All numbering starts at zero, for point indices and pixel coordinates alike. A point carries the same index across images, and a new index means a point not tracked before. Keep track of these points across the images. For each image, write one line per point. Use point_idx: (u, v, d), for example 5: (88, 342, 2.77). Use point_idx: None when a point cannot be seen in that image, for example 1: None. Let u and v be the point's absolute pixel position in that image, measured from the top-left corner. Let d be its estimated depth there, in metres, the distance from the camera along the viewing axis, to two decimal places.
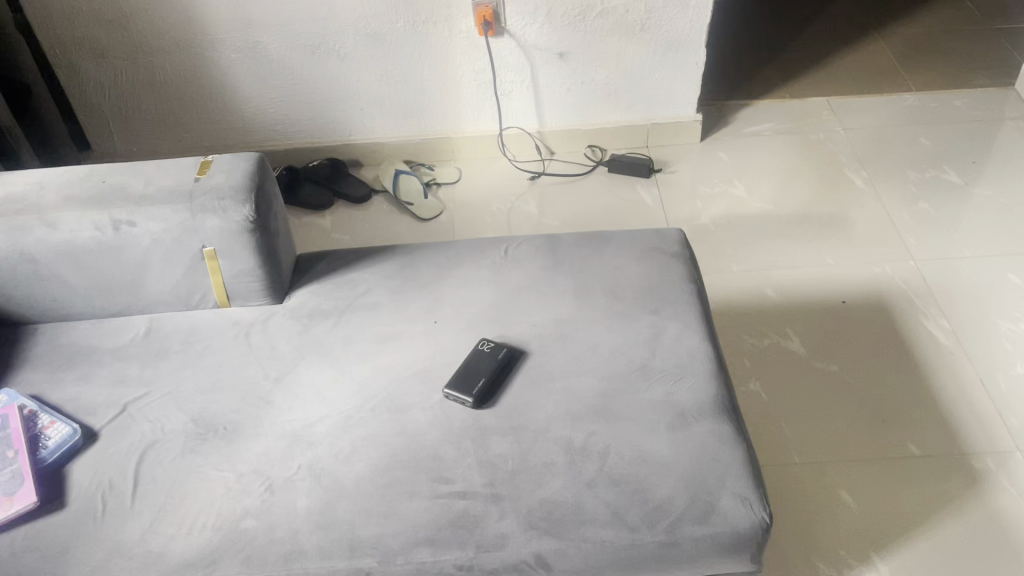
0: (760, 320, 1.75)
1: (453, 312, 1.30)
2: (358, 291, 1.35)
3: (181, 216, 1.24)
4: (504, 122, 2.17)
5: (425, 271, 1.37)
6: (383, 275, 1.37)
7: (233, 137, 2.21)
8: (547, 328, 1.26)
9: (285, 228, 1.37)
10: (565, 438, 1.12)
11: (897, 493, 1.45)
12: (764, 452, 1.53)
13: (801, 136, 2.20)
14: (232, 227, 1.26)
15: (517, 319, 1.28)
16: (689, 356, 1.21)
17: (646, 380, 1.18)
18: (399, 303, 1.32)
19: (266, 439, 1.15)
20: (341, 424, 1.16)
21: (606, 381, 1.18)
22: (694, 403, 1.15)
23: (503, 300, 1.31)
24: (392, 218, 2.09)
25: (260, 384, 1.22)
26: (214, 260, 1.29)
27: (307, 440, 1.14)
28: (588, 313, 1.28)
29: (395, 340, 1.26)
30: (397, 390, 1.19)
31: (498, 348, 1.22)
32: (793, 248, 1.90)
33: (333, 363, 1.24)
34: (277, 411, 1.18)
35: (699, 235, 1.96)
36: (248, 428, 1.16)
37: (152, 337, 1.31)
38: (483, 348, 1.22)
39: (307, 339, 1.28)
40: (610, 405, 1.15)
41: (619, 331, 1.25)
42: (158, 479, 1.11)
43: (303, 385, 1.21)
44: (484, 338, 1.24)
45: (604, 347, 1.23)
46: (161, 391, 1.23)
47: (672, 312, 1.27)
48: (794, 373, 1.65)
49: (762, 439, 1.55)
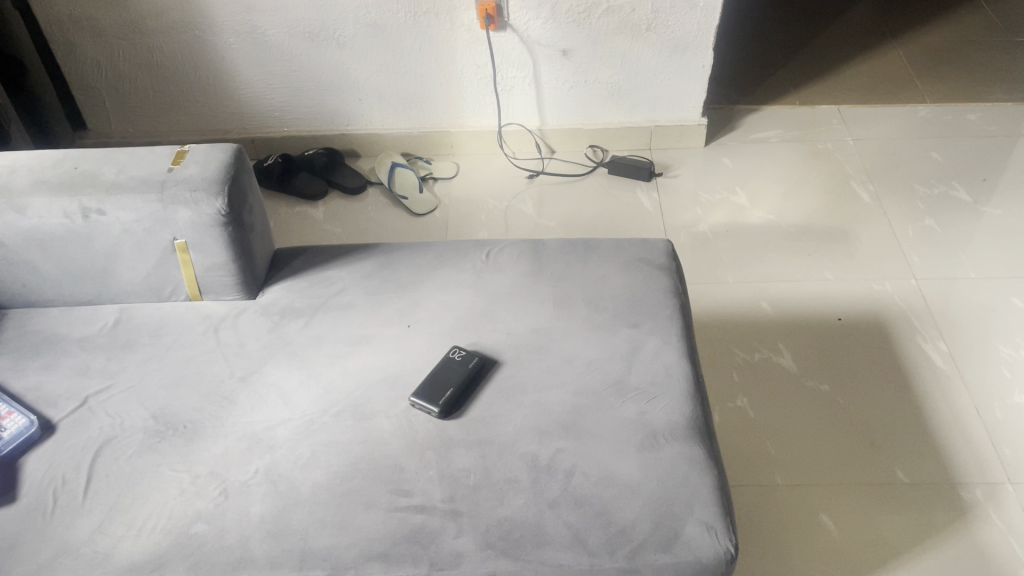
0: (752, 334, 1.71)
1: (428, 316, 1.26)
2: (334, 289, 1.31)
3: (152, 206, 1.21)
4: (505, 119, 2.13)
5: (403, 271, 1.34)
6: (361, 274, 1.34)
7: (230, 122, 2.18)
8: (523, 338, 1.22)
9: (262, 222, 1.34)
10: (531, 455, 1.08)
11: (881, 521, 1.40)
12: (747, 472, 1.49)
13: (809, 144, 2.14)
14: (205, 220, 1.22)
15: (493, 327, 1.24)
16: (666, 374, 1.17)
17: (619, 398, 1.14)
18: (373, 304, 1.29)
19: (225, 441, 1.12)
20: (303, 429, 1.13)
21: (578, 397, 1.14)
22: (667, 424, 1.11)
23: (480, 306, 1.28)
24: (385, 210, 2.06)
25: (224, 382, 1.19)
26: (186, 252, 1.26)
27: (267, 443, 1.11)
28: (566, 323, 1.24)
29: (366, 343, 1.23)
30: (363, 395, 1.16)
31: (469, 357, 1.19)
32: (792, 261, 1.85)
33: (301, 364, 1.21)
34: (240, 411, 1.15)
35: (696, 242, 1.91)
36: (209, 428, 1.14)
37: (121, 327, 1.29)
38: (455, 357, 1.18)
39: (277, 337, 1.25)
40: (580, 422, 1.11)
41: (597, 345, 1.21)
42: (112, 477, 1.09)
43: (268, 386, 1.18)
44: (456, 345, 1.21)
45: (579, 360, 1.19)
46: (124, 385, 1.20)
47: (653, 326, 1.23)
48: (784, 391, 1.61)
49: (746, 458, 1.51)
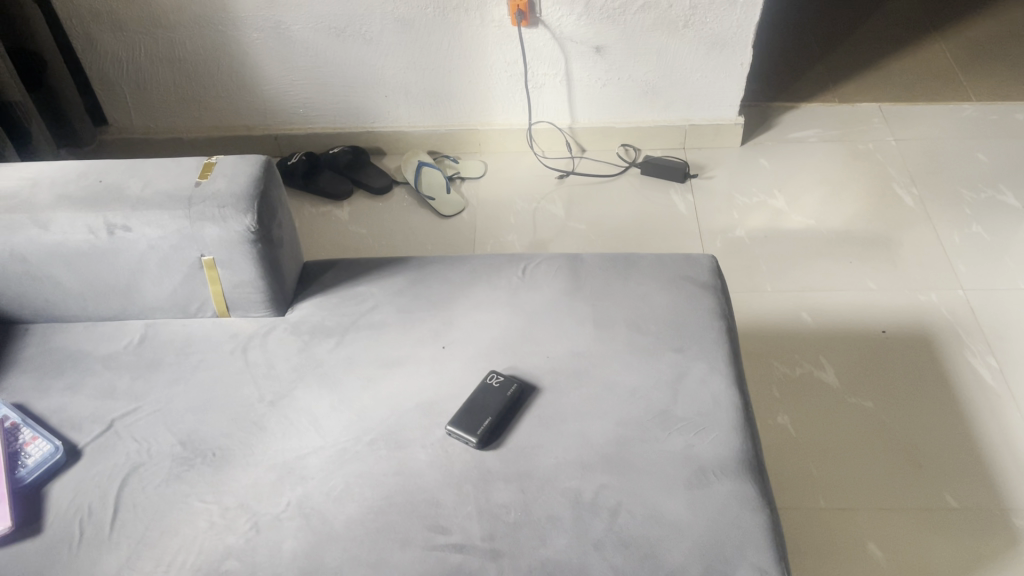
0: (791, 347, 1.65)
1: (463, 336, 1.21)
2: (365, 306, 1.26)
3: (179, 223, 1.17)
4: (535, 116, 2.07)
5: (437, 287, 1.29)
6: (392, 289, 1.29)
7: (253, 118, 2.13)
8: (562, 362, 1.18)
9: (291, 236, 1.29)
10: (574, 490, 1.04)
11: (928, 548, 1.35)
12: (789, 494, 1.44)
13: (849, 145, 2.07)
14: (233, 237, 1.18)
15: (531, 349, 1.19)
16: (714, 403, 1.12)
17: (665, 430, 1.09)
18: (407, 322, 1.24)
19: (256, 470, 1.08)
20: (336, 458, 1.08)
21: (622, 427, 1.10)
22: (716, 459, 1.06)
23: (517, 326, 1.22)
24: (412, 211, 2.01)
25: (254, 407, 1.15)
26: (213, 269, 1.21)
27: (299, 473, 1.07)
28: (607, 346, 1.19)
29: (400, 366, 1.18)
30: (397, 422, 1.12)
31: (508, 383, 1.14)
32: (834, 268, 1.79)
33: (332, 388, 1.16)
34: (270, 438, 1.11)
35: (733, 248, 1.85)
36: (239, 455, 1.10)
37: (146, 345, 1.25)
38: (493, 384, 1.13)
39: (307, 358, 1.20)
40: (624, 455, 1.07)
41: (640, 370, 1.16)
42: (139, 508, 1.05)
43: (298, 411, 1.14)
44: (493, 371, 1.16)
45: (622, 387, 1.14)
46: (150, 408, 1.16)
47: (699, 351, 1.18)
48: (826, 408, 1.56)
49: (787, 479, 1.46)
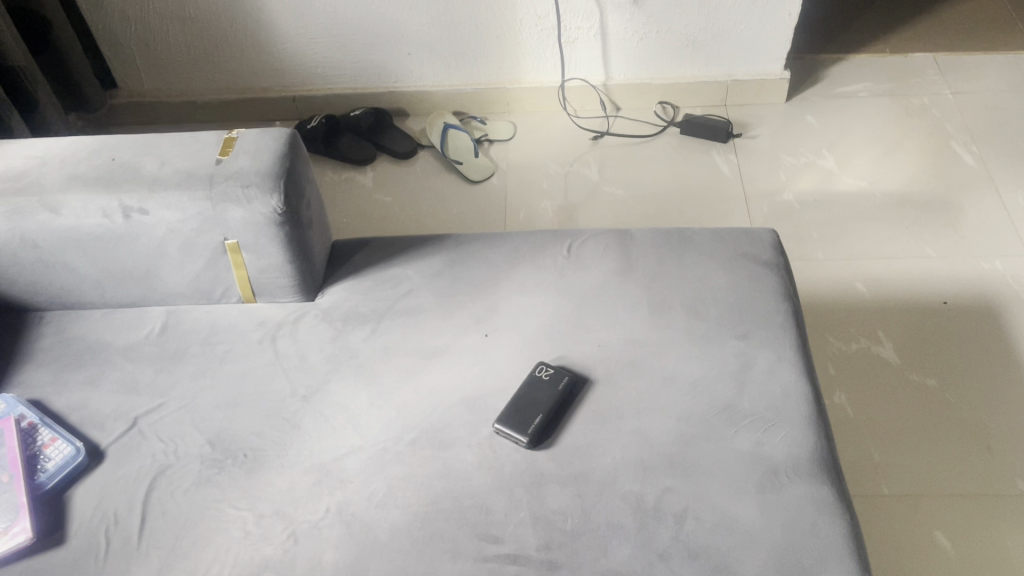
0: (845, 321, 1.56)
1: (507, 323, 1.13)
2: (401, 290, 1.18)
3: (199, 205, 1.08)
4: (567, 73, 1.95)
5: (477, 268, 1.20)
6: (429, 271, 1.20)
7: (270, 79, 2.02)
8: (616, 351, 1.09)
9: (319, 215, 1.20)
10: (635, 495, 0.96)
11: (1000, 538, 1.28)
12: (849, 479, 1.37)
13: (901, 99, 1.95)
14: (258, 219, 1.09)
15: (581, 337, 1.10)
16: (783, 397, 1.03)
17: (731, 427, 1.01)
18: (446, 307, 1.15)
19: (291, 473, 1.01)
20: (376, 459, 1.01)
21: (684, 424, 1.02)
22: (789, 459, 0.98)
23: (565, 310, 1.13)
24: (438, 176, 1.91)
25: (286, 402, 1.07)
26: (238, 253, 1.13)
27: (337, 477, 1.00)
28: (664, 333, 1.10)
29: (441, 356, 1.10)
30: (441, 419, 1.04)
31: (558, 376, 1.05)
32: (889, 234, 1.69)
33: (369, 381, 1.08)
34: (306, 437, 1.04)
35: (781, 214, 1.75)
36: (272, 457, 1.02)
37: (169, 334, 1.17)
38: (542, 377, 1.05)
39: (341, 347, 1.12)
40: (688, 455, 0.99)
41: (701, 360, 1.07)
42: (168, 515, 0.98)
43: (334, 407, 1.06)
44: (542, 362, 1.07)
45: (682, 379, 1.06)
46: (175, 404, 1.09)
47: (764, 338, 1.09)
48: (885, 387, 1.47)
49: (845, 463, 1.39)
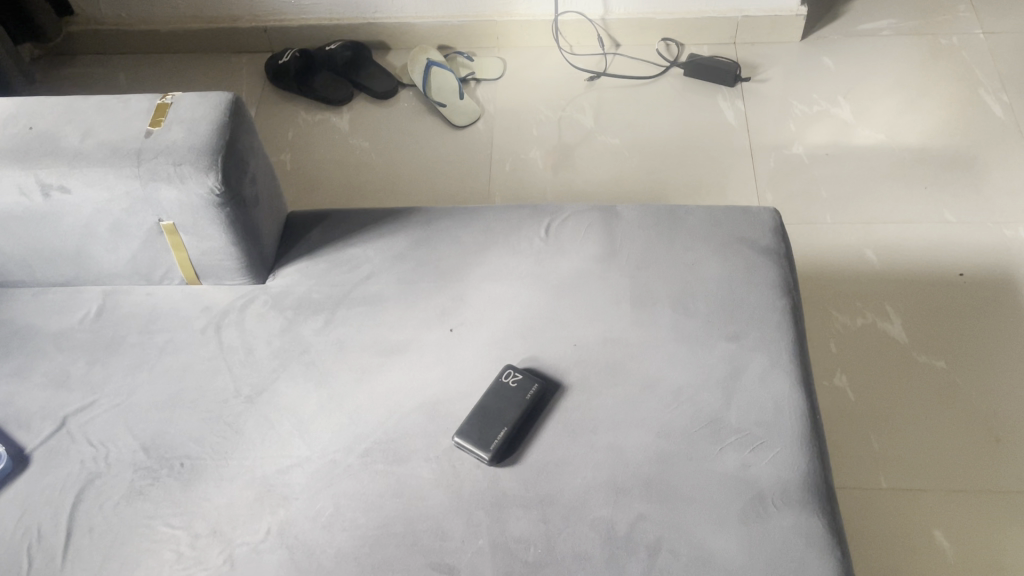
0: (851, 295, 1.45)
1: (475, 316, 1.02)
2: (359, 274, 1.06)
3: (127, 183, 0.96)
4: (562, 7, 1.78)
5: (444, 249, 1.08)
6: (391, 252, 1.08)
7: (239, 7, 1.85)
8: (593, 352, 0.98)
9: (269, 188, 1.08)
10: (605, 522, 0.87)
11: (1003, 539, 1.20)
12: (845, 470, 1.28)
13: (928, 40, 1.78)
14: (195, 200, 0.97)
15: (556, 335, 1.00)
16: (775, 411, 0.93)
17: (716, 445, 0.91)
18: (407, 295, 1.04)
19: (231, 487, 0.92)
20: (324, 473, 0.92)
21: (664, 440, 0.92)
22: (777, 483, 0.89)
23: (539, 302, 1.02)
24: (420, 119, 1.76)
25: (229, 403, 0.98)
26: (176, 234, 1.01)
27: (281, 492, 0.91)
28: (648, 332, 0.99)
29: (400, 354, 0.99)
30: (396, 428, 0.94)
31: (526, 383, 0.95)
32: (905, 195, 1.56)
33: (320, 381, 0.98)
34: (248, 445, 0.94)
35: (788, 170, 1.62)
36: (211, 467, 0.93)
37: (105, 319, 1.06)
38: (509, 385, 0.95)
39: (291, 340, 1.02)
40: (666, 477, 0.90)
41: (687, 365, 0.97)
42: (96, 531, 0.90)
43: (280, 410, 0.97)
44: (510, 366, 0.96)
45: (664, 386, 0.95)
46: (109, 402, 0.99)
47: (757, 341, 0.98)
48: (890, 369, 1.37)
49: (843, 451, 1.30)
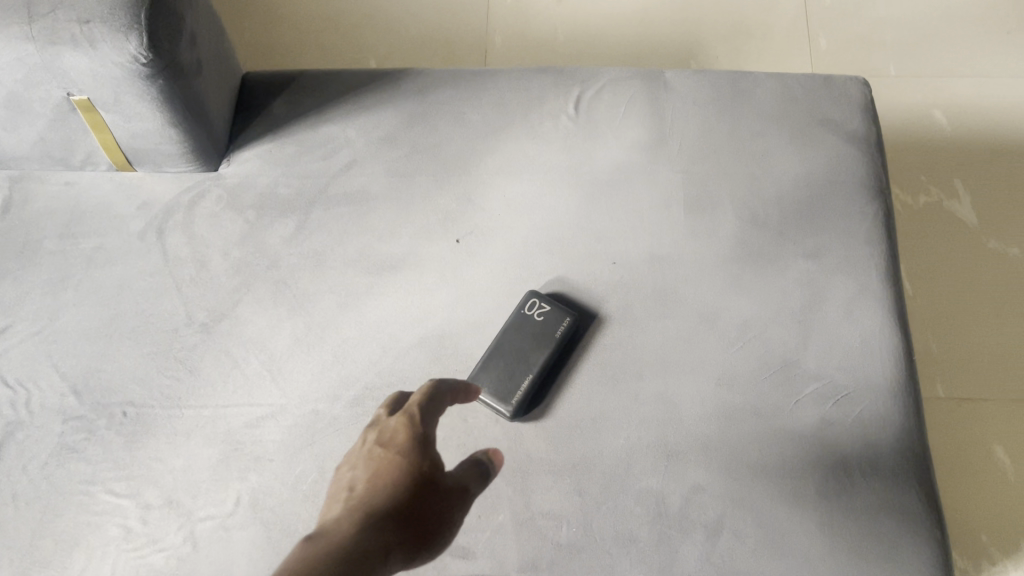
0: (916, 168, 1.24)
1: (487, 224, 0.81)
2: (338, 164, 0.84)
3: (17, 48, 0.70)
4: None
5: (447, 132, 0.85)
6: (379, 134, 0.85)
7: None
8: (637, 273, 0.79)
9: (215, 48, 0.82)
10: (654, 495, 0.71)
11: None
12: None
13: None
14: (113, 71, 0.72)
15: (590, 251, 0.80)
16: (863, 352, 0.75)
17: (790, 397, 0.74)
18: (401, 195, 0.82)
19: (188, 445, 0.74)
20: (304, 428, 0.74)
21: (725, 390, 0.74)
22: (865, 447, 0.72)
23: (568, 207, 0.81)
24: None
25: (180, 334, 0.78)
26: (94, 113, 0.77)
27: (252, 454, 0.73)
28: (706, 248, 0.79)
29: (394, 274, 0.79)
30: (393, 369, 0.75)
31: (557, 318, 0.75)
32: (983, 40, 1.31)
33: (294, 306, 0.78)
34: (207, 389, 0.75)
35: (846, 9, 1.35)
36: (161, 418, 0.74)
37: (16, 217, 0.84)
38: (535, 320, 0.76)
39: (255, 252, 0.81)
40: (729, 437, 0.73)
41: (755, 292, 0.78)
42: (22, 501, 0.72)
43: (247, 344, 0.77)
44: (535, 294, 0.77)
45: (727, 320, 0.77)
46: (27, 330, 0.78)
47: (842, 260, 0.79)
48: (956, 258, 1.18)
49: None
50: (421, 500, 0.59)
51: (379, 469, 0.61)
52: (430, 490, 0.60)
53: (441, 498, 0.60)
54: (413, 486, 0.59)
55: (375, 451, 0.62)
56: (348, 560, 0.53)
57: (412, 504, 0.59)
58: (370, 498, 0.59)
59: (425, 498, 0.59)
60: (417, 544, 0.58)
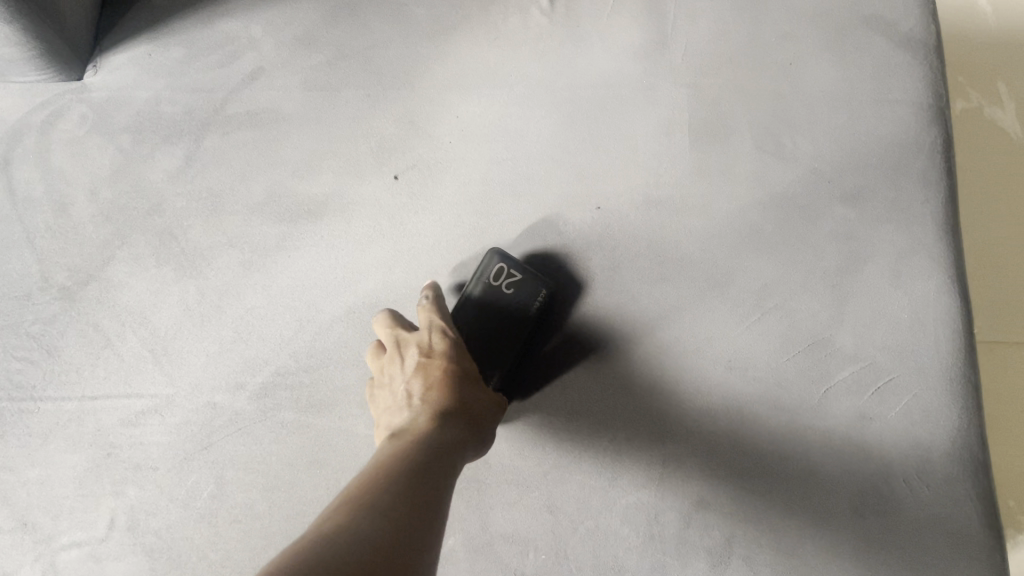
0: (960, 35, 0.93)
1: (434, 155, 0.63)
2: (240, 72, 0.65)
3: None
4: None
5: (382, 30, 0.66)
6: (293, 32, 0.66)
7: None
8: (627, 222, 0.61)
9: None
10: (644, 513, 0.56)
11: None
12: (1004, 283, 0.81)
13: None
14: None
15: (567, 192, 0.62)
16: (915, 328, 0.58)
17: (819, 387, 0.57)
18: (325, 115, 0.64)
19: (46, 450, 0.57)
20: (194, 429, 0.57)
21: (738, 376, 0.58)
22: (913, 452, 0.56)
23: (537, 133, 0.63)
24: None
25: (34, 302, 0.60)
26: None
27: (129, 460, 0.57)
28: (716, 188, 0.62)
29: (314, 223, 0.61)
30: (313, 348, 0.58)
31: (531, 292, 0.58)
32: None
33: (183, 264, 0.60)
34: (70, 376, 0.58)
35: None
36: (10, 415, 0.58)
37: None
38: (504, 294, 0.58)
39: (133, 192, 0.62)
40: (739, 439, 0.57)
41: (778, 247, 0.60)
42: None
43: (121, 316, 0.59)
44: (504, 258, 0.58)
45: (742, 284, 0.60)
46: None
47: (892, 205, 0.61)
48: (985, 150, 0.87)
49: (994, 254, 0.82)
50: (470, 396, 0.51)
51: (423, 379, 0.51)
52: (476, 388, 0.52)
53: (488, 394, 0.53)
54: (468, 392, 0.51)
55: (407, 360, 0.53)
56: (424, 461, 0.45)
57: (467, 402, 0.51)
58: (424, 406, 0.50)
59: (474, 394, 0.51)
60: (481, 440, 0.50)
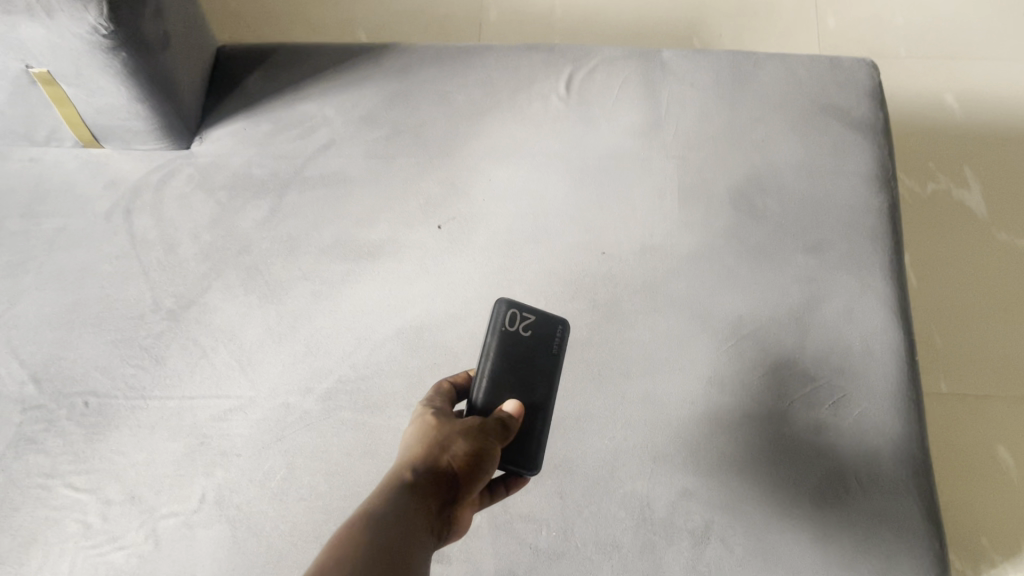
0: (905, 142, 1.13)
1: (469, 212, 0.77)
2: (316, 143, 0.81)
3: None
4: None
5: (429, 113, 0.82)
6: (358, 113, 0.82)
7: None
8: (625, 266, 0.75)
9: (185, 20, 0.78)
10: (639, 499, 0.67)
11: None
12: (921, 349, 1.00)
13: None
14: (77, 42, 0.68)
15: (576, 240, 0.76)
16: (863, 353, 0.71)
17: (786, 401, 0.70)
18: (382, 179, 0.79)
19: (151, 438, 0.70)
20: (271, 423, 0.70)
21: (717, 390, 0.70)
22: (862, 454, 0.67)
23: (553, 194, 0.78)
24: None
25: (146, 320, 0.74)
26: (54, 86, 0.73)
27: (217, 447, 0.70)
28: (700, 238, 0.76)
29: (373, 262, 0.76)
30: (368, 361, 0.72)
31: (547, 331, 0.66)
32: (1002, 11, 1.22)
33: (266, 293, 0.75)
34: (172, 379, 0.72)
35: None
36: (123, 411, 0.71)
37: None
38: (524, 334, 0.66)
39: (228, 236, 0.77)
40: (719, 441, 0.69)
41: (751, 285, 0.74)
42: None
43: (215, 334, 0.73)
44: (515, 305, 0.66)
45: (721, 314, 0.73)
46: None
47: (843, 255, 0.74)
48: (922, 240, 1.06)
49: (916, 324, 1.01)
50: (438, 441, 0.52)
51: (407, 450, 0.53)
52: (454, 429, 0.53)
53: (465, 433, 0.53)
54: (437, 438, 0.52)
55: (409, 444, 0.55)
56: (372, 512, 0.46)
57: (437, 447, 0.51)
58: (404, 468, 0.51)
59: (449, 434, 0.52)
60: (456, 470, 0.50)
